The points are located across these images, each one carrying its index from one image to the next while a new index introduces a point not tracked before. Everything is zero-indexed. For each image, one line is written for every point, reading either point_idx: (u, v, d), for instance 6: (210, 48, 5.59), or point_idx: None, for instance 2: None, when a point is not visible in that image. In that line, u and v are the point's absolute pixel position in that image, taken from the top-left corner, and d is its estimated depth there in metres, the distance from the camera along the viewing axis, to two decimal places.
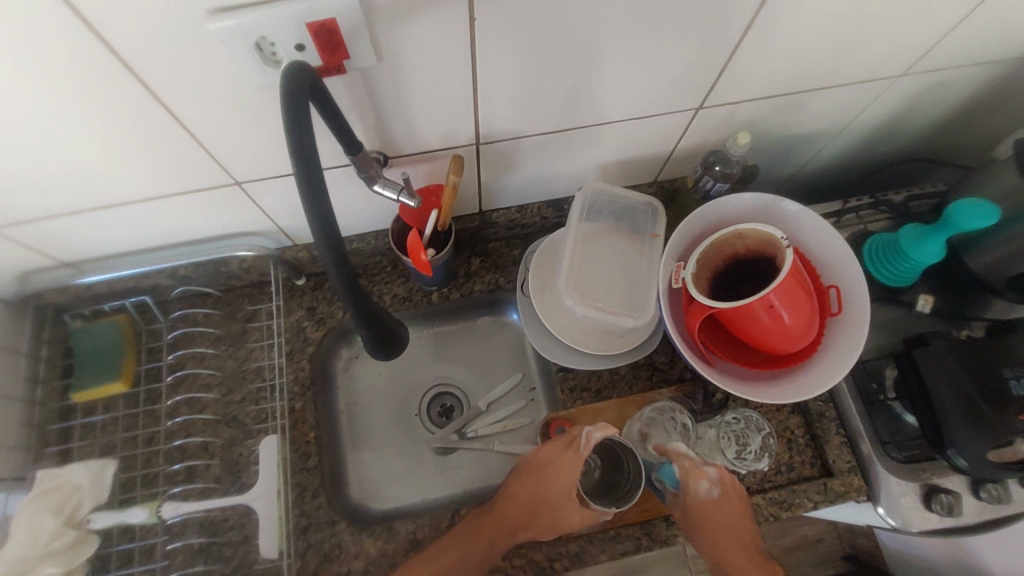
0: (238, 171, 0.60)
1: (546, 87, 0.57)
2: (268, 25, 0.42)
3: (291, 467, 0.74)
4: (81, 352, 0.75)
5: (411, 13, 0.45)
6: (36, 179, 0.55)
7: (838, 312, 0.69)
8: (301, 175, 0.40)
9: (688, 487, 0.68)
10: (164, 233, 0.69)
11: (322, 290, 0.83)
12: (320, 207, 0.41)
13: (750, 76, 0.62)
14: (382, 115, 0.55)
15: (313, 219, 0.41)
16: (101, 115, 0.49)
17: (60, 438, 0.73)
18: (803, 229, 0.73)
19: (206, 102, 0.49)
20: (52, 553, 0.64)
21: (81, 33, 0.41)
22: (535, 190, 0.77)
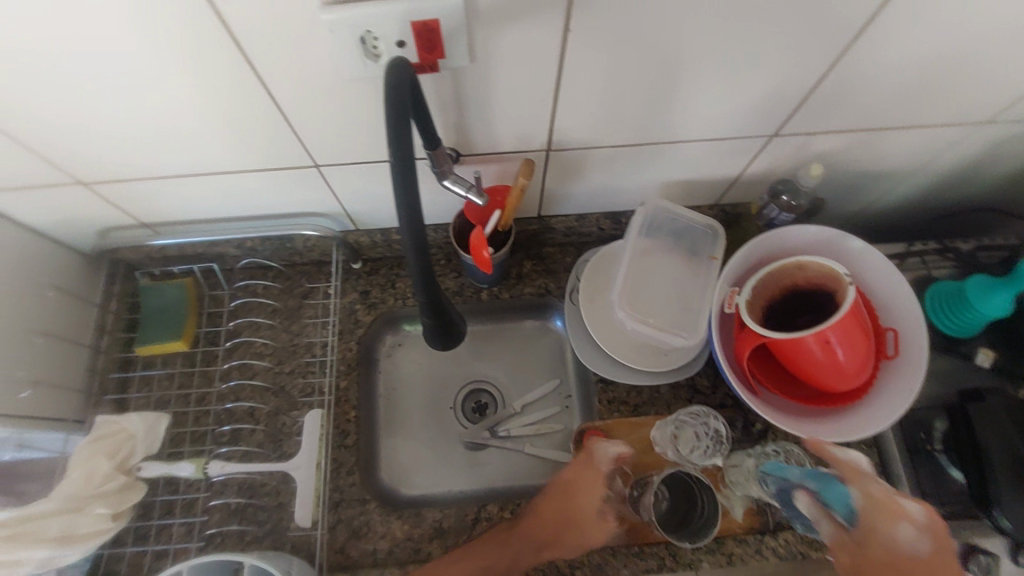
0: (318, 153, 0.62)
1: (625, 100, 0.58)
2: (376, 19, 0.44)
3: (331, 442, 0.76)
4: (148, 309, 0.79)
5: (510, 18, 0.46)
6: (135, 141, 0.59)
7: (893, 355, 0.68)
8: (394, 149, 0.42)
9: (883, 529, 0.59)
10: (239, 205, 0.73)
11: (377, 276, 0.85)
12: (407, 185, 0.43)
13: (831, 108, 0.61)
14: (464, 113, 0.57)
15: (399, 194, 0.44)
16: (205, 88, 0.52)
17: (118, 388, 0.77)
18: (866, 267, 0.71)
19: (303, 86, 0.52)
20: (103, 495, 0.68)
21: (204, 12, 0.44)
22: (596, 201, 0.77)
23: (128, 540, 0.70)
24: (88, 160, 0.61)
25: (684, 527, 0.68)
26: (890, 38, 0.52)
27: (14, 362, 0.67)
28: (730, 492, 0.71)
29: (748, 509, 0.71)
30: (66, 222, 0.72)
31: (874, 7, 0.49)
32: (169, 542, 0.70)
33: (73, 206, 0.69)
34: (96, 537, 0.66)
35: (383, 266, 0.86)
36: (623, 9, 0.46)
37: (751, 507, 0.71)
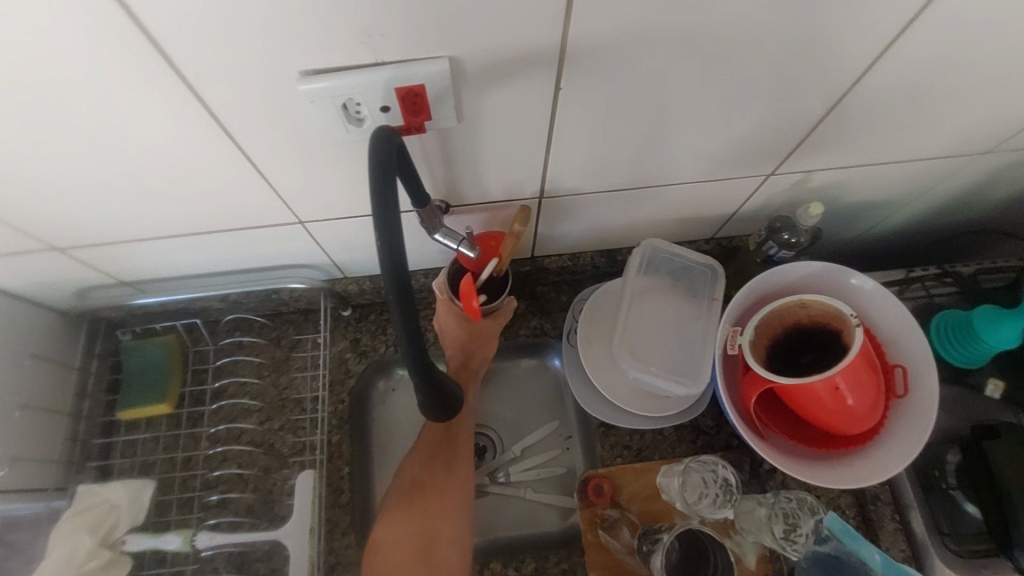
0: (302, 211, 0.60)
1: (619, 148, 0.56)
2: (359, 87, 0.42)
3: (325, 502, 0.73)
4: (131, 369, 0.76)
5: (498, 79, 0.44)
6: (110, 207, 0.56)
7: (904, 394, 0.66)
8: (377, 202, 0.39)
9: None
10: (222, 261, 0.70)
11: (367, 323, 0.83)
12: (392, 235, 0.40)
13: (827, 146, 0.60)
14: (452, 167, 0.55)
15: (383, 247, 0.40)
16: (180, 155, 0.50)
17: (101, 453, 0.74)
18: (870, 302, 0.70)
19: (285, 150, 0.50)
20: (86, 575, 0.64)
21: (178, 84, 0.42)
22: (590, 240, 0.75)
23: None
24: (60, 225, 0.58)
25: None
26: (886, 78, 0.51)
27: None
28: (741, 539, 0.69)
29: (759, 556, 0.69)
30: (42, 285, 0.69)
31: (870, 50, 0.48)
32: None
33: (49, 270, 0.66)
34: None
35: (373, 311, 0.83)
36: (615, 64, 0.45)
37: (763, 554, 0.68)
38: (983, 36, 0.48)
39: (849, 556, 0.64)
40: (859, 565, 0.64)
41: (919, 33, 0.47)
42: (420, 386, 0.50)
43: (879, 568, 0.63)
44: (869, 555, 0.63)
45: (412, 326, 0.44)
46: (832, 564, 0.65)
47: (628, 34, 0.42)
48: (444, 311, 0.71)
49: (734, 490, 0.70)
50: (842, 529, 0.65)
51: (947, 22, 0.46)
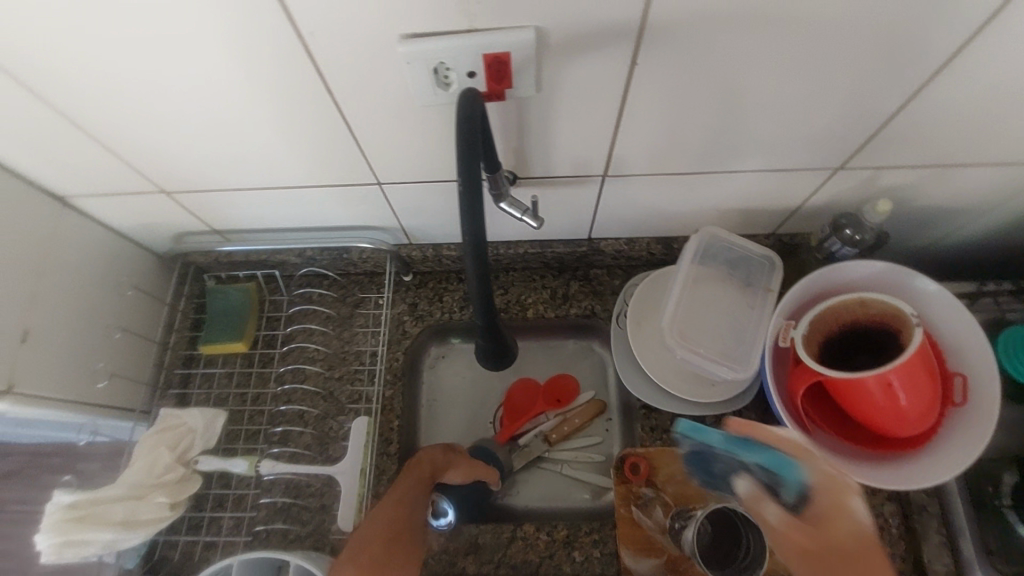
0: (382, 173, 0.65)
1: (686, 130, 0.58)
2: (450, 52, 0.46)
3: (375, 449, 0.78)
4: (213, 310, 0.83)
5: (579, 51, 0.47)
6: (215, 156, 0.63)
7: (961, 402, 0.65)
8: (464, 188, 0.45)
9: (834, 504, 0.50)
10: (302, 217, 0.76)
11: (425, 289, 0.88)
12: (475, 216, 0.47)
13: (904, 143, 0.59)
14: (525, 138, 0.58)
15: (466, 224, 0.47)
16: (281, 111, 0.55)
17: (181, 382, 0.82)
18: (934, 308, 0.68)
19: (375, 111, 0.54)
20: (163, 485, 0.70)
21: (292, 42, 0.47)
22: (648, 225, 0.77)
23: (182, 529, 0.74)
24: (171, 170, 0.66)
25: (728, 565, 0.64)
26: (971, 75, 0.50)
27: (94, 353, 0.72)
28: None
29: None
30: (148, 227, 0.77)
31: (953, 43, 0.47)
32: (219, 534, 0.73)
33: (154, 212, 0.74)
34: (155, 524, 0.69)
35: (433, 279, 0.88)
36: (691, 43, 0.47)
37: None
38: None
39: (711, 449, 0.64)
40: (716, 450, 0.64)
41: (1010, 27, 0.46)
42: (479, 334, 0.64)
43: (722, 444, 0.62)
44: (710, 438, 0.62)
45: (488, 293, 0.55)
46: (697, 458, 0.67)
47: (706, 13, 0.44)
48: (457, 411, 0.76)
49: None
50: (689, 428, 0.63)
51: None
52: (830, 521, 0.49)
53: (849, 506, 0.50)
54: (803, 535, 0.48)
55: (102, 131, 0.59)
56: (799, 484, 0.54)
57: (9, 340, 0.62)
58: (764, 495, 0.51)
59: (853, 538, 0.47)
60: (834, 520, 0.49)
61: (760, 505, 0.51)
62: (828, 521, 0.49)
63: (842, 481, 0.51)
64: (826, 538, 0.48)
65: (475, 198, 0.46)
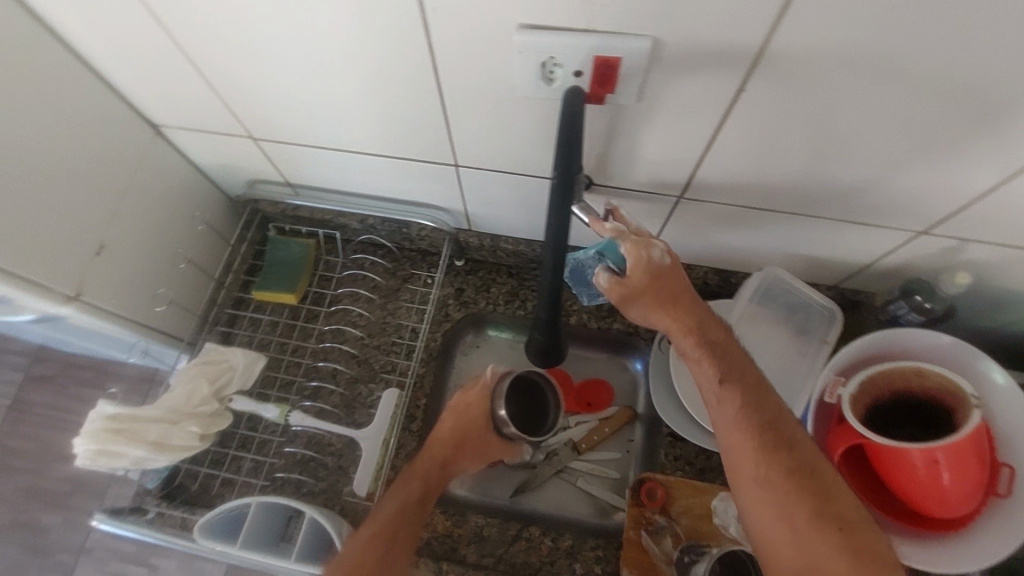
0: (461, 155, 0.66)
1: (774, 166, 0.57)
2: (562, 48, 0.46)
3: (400, 423, 0.79)
4: (271, 259, 0.86)
5: (688, 69, 0.47)
6: (308, 113, 0.65)
7: (1006, 495, 0.62)
8: (556, 190, 0.48)
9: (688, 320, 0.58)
10: (373, 185, 0.78)
11: (474, 277, 0.89)
12: (560, 223, 0.50)
13: (999, 220, 0.57)
14: (612, 145, 0.58)
15: (551, 229, 0.51)
16: (382, 80, 0.57)
17: (228, 322, 0.84)
18: (996, 392, 0.65)
19: (472, 94, 0.56)
20: (197, 415, 0.72)
21: (411, 14, 0.48)
22: (709, 254, 0.76)
23: (205, 462, 0.76)
24: (263, 119, 0.68)
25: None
26: None
27: (157, 278, 0.75)
28: None
29: None
30: (227, 168, 0.80)
31: None
32: (238, 473, 0.76)
33: (237, 156, 0.77)
34: (183, 451, 0.71)
35: (483, 268, 0.89)
36: (803, 79, 0.46)
37: None
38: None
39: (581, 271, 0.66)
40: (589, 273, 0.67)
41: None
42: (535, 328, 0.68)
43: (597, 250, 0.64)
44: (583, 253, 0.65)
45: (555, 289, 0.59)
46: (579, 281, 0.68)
47: (827, 51, 0.43)
48: (477, 390, 0.74)
49: None
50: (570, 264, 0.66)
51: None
52: (683, 299, 0.58)
53: (649, 262, 0.55)
54: (626, 293, 0.57)
55: (210, 71, 0.62)
56: (620, 255, 0.58)
57: (86, 251, 0.65)
58: (616, 282, 0.57)
59: (773, 432, 0.53)
60: (668, 288, 0.57)
61: (620, 291, 0.57)
62: (661, 288, 0.57)
63: (631, 241, 0.56)
64: (746, 463, 0.53)
65: (566, 210, 0.50)
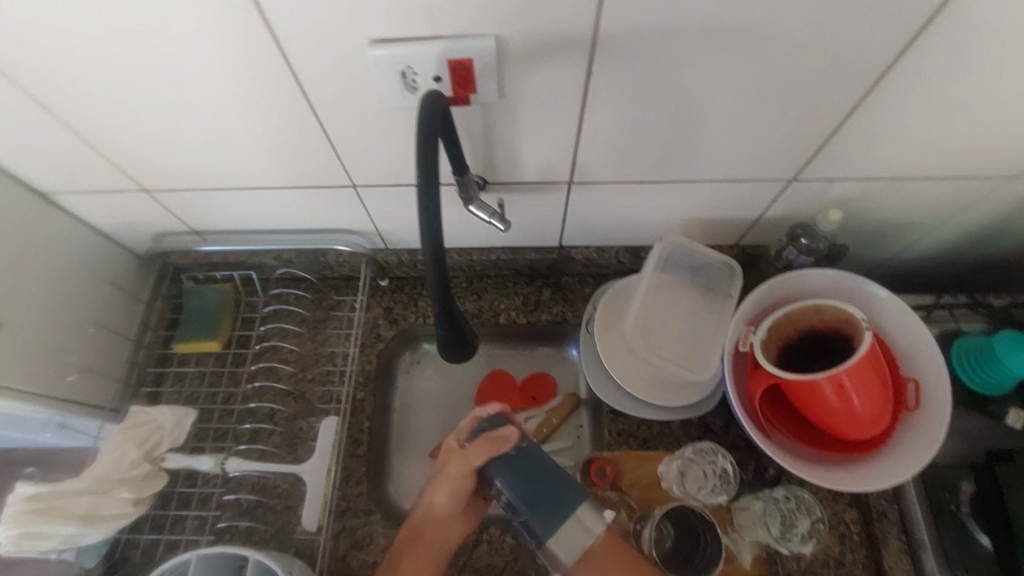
0: (357, 176, 0.68)
1: (643, 139, 0.61)
2: (415, 57, 0.49)
3: (343, 450, 0.78)
4: (189, 309, 0.84)
5: (537, 60, 0.51)
6: (195, 157, 0.65)
7: (913, 408, 0.67)
8: (422, 188, 0.46)
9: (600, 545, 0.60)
10: (278, 219, 0.78)
11: (401, 294, 0.89)
12: (433, 224, 0.48)
13: (850, 157, 0.63)
14: (492, 142, 0.61)
15: (426, 232, 0.48)
16: (261, 111, 0.58)
17: (154, 381, 0.82)
18: (887, 315, 0.70)
19: (350, 113, 0.57)
20: (129, 480, 0.70)
21: (268, 44, 0.50)
22: (615, 234, 0.79)
23: (145, 528, 0.73)
24: (151, 169, 0.68)
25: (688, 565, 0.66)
26: (901, 91, 0.54)
27: (67, 346, 0.73)
28: (737, 537, 0.69)
29: (755, 555, 0.69)
30: (125, 224, 0.79)
31: (885, 58, 0.51)
32: (182, 534, 0.73)
33: (135, 210, 0.76)
34: (119, 520, 0.69)
35: (408, 284, 0.89)
36: (641, 54, 0.50)
37: (759, 554, 0.69)
38: (1013, 41, 0.49)
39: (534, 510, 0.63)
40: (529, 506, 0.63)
41: (944, 36, 0.49)
42: (438, 323, 0.61)
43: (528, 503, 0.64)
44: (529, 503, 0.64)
45: (443, 286, 0.54)
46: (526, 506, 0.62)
47: (649, 26, 0.47)
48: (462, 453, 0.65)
49: (730, 458, 0.72)
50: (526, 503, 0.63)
51: (972, 27, 0.48)
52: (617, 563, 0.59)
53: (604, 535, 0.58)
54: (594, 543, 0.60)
55: (85, 128, 0.61)
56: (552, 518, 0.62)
57: None
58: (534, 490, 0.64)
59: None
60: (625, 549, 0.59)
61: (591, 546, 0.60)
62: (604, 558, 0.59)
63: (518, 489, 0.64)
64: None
65: (435, 204, 0.47)
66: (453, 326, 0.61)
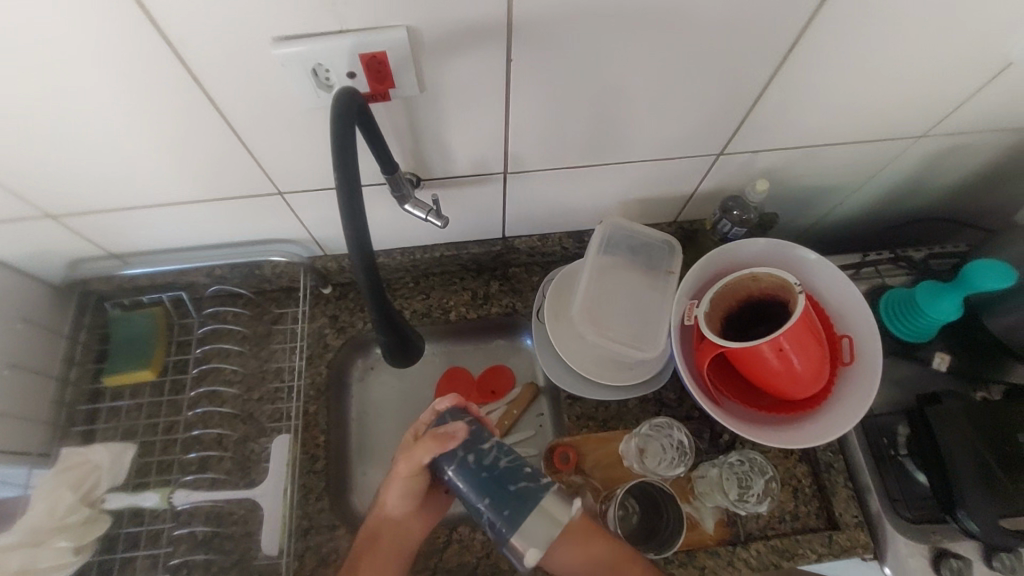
0: (282, 183, 0.65)
1: (571, 124, 0.60)
2: (323, 54, 0.47)
3: (300, 468, 0.76)
4: (117, 339, 0.79)
5: (453, 50, 0.49)
6: (99, 176, 0.61)
7: (849, 362, 0.70)
8: (343, 191, 0.44)
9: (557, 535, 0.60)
10: (204, 235, 0.74)
11: (347, 301, 0.86)
12: (357, 227, 0.46)
13: (771, 128, 0.65)
14: (419, 137, 0.59)
15: (351, 235, 0.46)
16: (165, 121, 0.54)
17: (86, 419, 0.77)
18: (818, 276, 0.74)
19: (264, 116, 0.54)
20: (66, 528, 0.66)
21: (162, 50, 0.46)
22: (557, 220, 0.79)
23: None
24: (51, 193, 0.63)
25: (655, 538, 0.68)
26: (811, 62, 0.56)
27: None
28: (700, 504, 0.72)
29: (717, 520, 0.71)
30: (33, 254, 0.73)
31: (794, 30, 0.52)
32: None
33: (41, 239, 0.70)
34: (57, 572, 0.65)
35: (353, 290, 0.87)
36: (559, 38, 0.49)
37: (721, 518, 0.71)
38: (907, 8, 0.51)
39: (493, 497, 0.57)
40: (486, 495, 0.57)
41: (845, 6, 0.50)
42: (377, 327, 0.58)
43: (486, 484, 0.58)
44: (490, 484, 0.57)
45: (377, 289, 0.52)
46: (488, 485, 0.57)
47: (562, 11, 0.47)
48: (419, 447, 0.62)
49: (685, 430, 0.73)
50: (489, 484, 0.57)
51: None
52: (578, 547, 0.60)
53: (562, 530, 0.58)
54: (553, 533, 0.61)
55: None
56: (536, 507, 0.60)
57: None
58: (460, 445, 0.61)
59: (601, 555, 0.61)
60: (591, 528, 0.61)
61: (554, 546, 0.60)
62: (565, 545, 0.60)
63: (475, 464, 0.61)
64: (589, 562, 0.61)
65: (359, 207, 0.46)
66: (393, 331, 0.59)
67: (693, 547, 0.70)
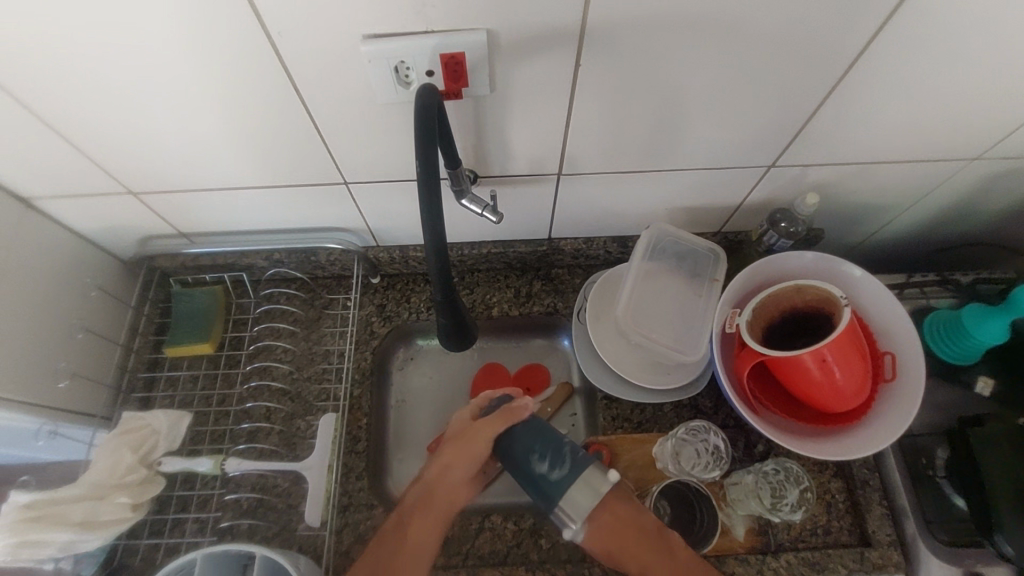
0: (348, 172, 0.68)
1: (629, 129, 0.63)
2: (407, 52, 0.50)
3: (343, 447, 0.79)
4: (179, 313, 0.84)
5: (526, 54, 0.52)
6: (183, 156, 0.65)
7: (892, 379, 0.70)
8: (422, 178, 0.47)
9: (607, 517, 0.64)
10: (268, 219, 0.78)
11: (394, 291, 0.89)
12: (434, 217, 0.50)
13: (825, 143, 0.66)
14: (484, 135, 0.62)
15: (427, 224, 0.50)
16: (251, 108, 0.58)
17: (145, 386, 0.82)
18: (863, 292, 0.74)
19: (342, 108, 0.58)
20: (126, 485, 0.70)
21: (260, 41, 0.50)
22: (604, 224, 0.81)
23: (144, 533, 0.73)
24: (137, 170, 0.67)
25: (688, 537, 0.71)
26: (870, 79, 0.57)
27: (55, 354, 0.72)
28: (731, 511, 0.72)
29: (748, 528, 0.72)
30: (111, 228, 0.78)
31: (856, 47, 0.54)
32: (182, 537, 0.73)
33: (121, 214, 0.75)
34: (117, 525, 0.69)
35: (400, 281, 0.90)
36: (627, 46, 0.52)
37: (752, 526, 0.72)
38: (971, 30, 0.52)
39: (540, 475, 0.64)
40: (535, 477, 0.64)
41: (909, 24, 0.51)
42: (439, 310, 0.62)
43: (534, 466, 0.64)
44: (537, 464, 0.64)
45: (445, 275, 0.56)
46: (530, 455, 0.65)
47: (633, 20, 0.49)
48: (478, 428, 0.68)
49: (722, 436, 0.75)
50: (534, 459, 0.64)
51: (935, 16, 0.51)
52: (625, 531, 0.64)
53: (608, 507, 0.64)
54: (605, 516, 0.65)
55: (73, 131, 0.61)
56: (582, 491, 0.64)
57: None
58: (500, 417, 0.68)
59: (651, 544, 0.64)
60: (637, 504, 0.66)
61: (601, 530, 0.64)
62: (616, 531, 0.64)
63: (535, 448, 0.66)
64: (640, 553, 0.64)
65: (436, 199, 0.49)
66: (454, 314, 0.63)
67: (725, 552, 0.70)
